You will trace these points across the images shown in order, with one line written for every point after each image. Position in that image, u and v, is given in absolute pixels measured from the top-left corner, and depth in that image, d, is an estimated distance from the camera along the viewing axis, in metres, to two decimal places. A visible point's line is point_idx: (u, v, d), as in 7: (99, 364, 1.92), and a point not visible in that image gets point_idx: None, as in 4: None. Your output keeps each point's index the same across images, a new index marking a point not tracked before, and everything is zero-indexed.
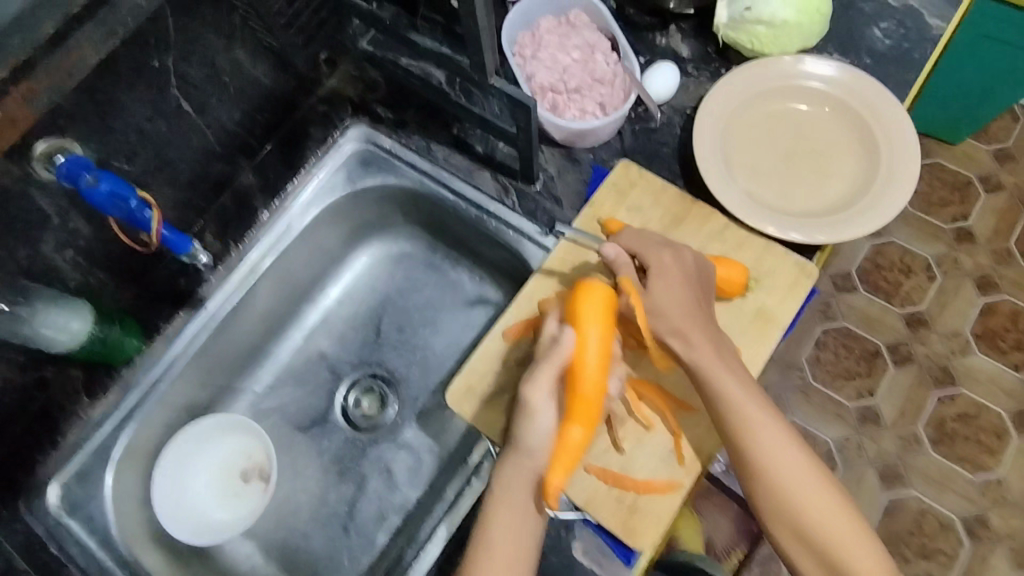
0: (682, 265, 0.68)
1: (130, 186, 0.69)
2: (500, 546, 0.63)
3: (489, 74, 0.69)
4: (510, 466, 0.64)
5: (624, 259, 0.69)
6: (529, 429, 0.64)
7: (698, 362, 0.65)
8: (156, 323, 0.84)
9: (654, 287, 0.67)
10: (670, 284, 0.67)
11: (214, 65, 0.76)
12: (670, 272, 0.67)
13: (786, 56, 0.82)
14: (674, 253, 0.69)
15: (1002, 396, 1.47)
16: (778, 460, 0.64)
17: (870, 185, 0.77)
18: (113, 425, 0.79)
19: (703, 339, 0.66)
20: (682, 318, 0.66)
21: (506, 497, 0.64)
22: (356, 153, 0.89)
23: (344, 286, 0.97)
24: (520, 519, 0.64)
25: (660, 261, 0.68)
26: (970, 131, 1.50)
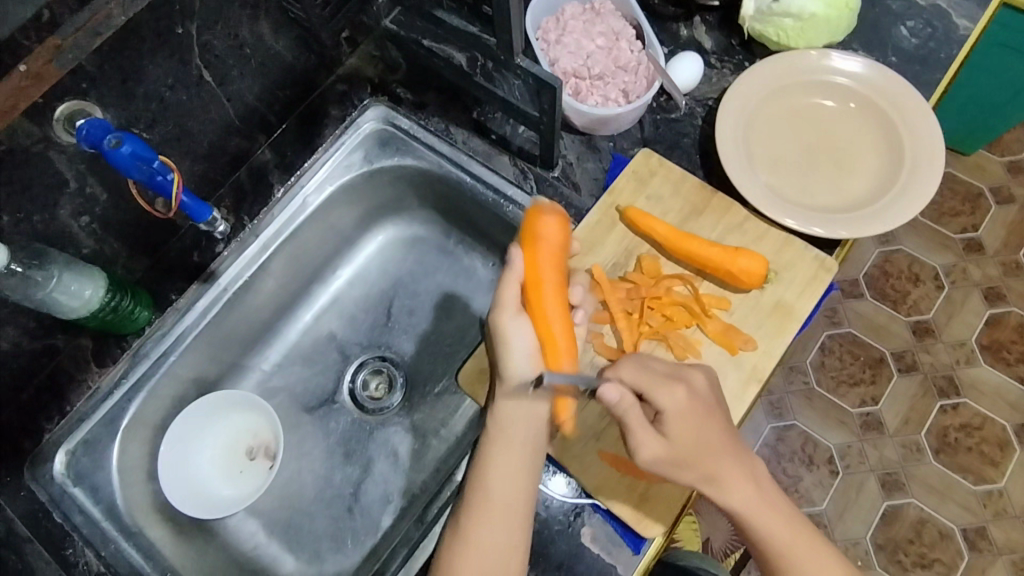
0: (697, 398, 0.64)
1: (152, 149, 0.68)
2: (496, 491, 0.64)
3: (517, 54, 0.69)
4: (505, 402, 0.67)
5: (627, 399, 0.61)
6: (511, 355, 0.68)
7: (742, 507, 0.65)
8: (168, 295, 0.83)
9: (674, 429, 0.62)
10: (687, 426, 0.63)
11: (237, 37, 0.75)
12: (690, 413, 0.63)
13: (813, 50, 0.81)
14: (687, 386, 0.64)
15: (1007, 408, 1.47)
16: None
17: (893, 182, 0.76)
18: (121, 396, 0.78)
19: (743, 482, 0.65)
20: (710, 466, 0.63)
21: (502, 437, 0.66)
22: (374, 133, 0.88)
23: (356, 268, 0.97)
24: (517, 463, 0.65)
25: (674, 398, 0.63)
26: (985, 142, 1.49)
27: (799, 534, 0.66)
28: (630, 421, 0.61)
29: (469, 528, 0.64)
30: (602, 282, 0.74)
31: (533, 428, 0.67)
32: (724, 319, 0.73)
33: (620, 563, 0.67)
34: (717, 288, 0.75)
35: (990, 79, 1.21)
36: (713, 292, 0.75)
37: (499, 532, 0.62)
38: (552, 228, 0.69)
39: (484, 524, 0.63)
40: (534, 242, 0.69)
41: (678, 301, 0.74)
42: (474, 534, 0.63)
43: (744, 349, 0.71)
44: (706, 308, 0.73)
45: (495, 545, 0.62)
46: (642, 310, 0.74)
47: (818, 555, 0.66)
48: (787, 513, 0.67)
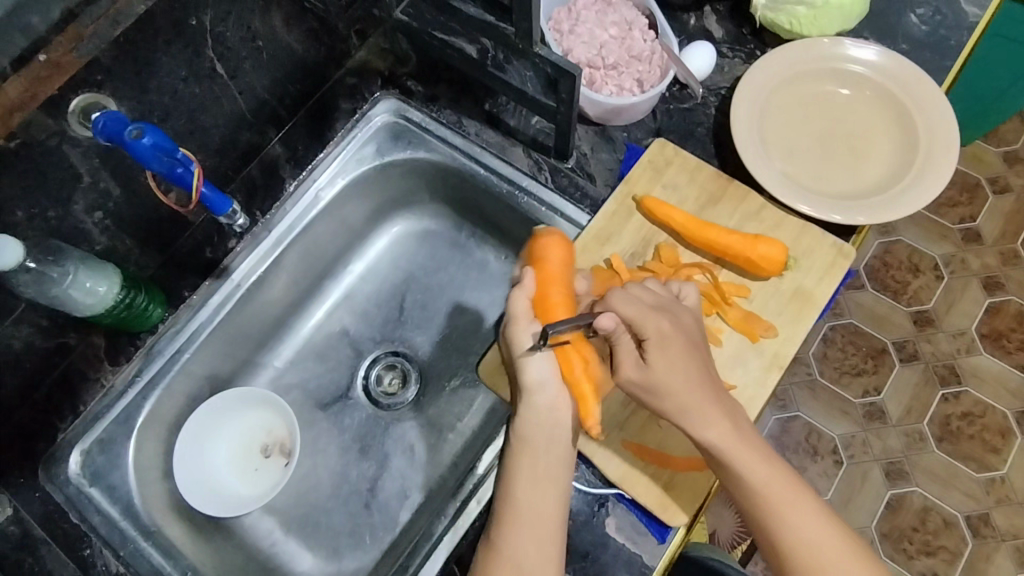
0: (683, 330, 0.65)
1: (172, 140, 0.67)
2: (525, 501, 0.64)
3: (535, 42, 0.68)
4: (525, 413, 0.68)
5: (622, 328, 0.64)
6: (529, 366, 0.68)
7: (716, 440, 0.62)
8: (180, 291, 0.82)
9: (655, 359, 0.63)
10: (672, 360, 0.63)
11: (249, 28, 0.74)
12: (671, 344, 0.63)
13: (826, 39, 0.82)
14: (672, 319, 0.65)
15: (1008, 396, 1.48)
16: (809, 538, 0.62)
17: (908, 167, 0.77)
18: (136, 394, 0.77)
19: (717, 416, 0.63)
20: (689, 399, 0.62)
21: (526, 449, 0.67)
22: (386, 126, 0.88)
23: (367, 263, 0.96)
24: (545, 471, 0.65)
25: (660, 328, 0.63)
26: (982, 133, 1.50)
27: (774, 473, 0.63)
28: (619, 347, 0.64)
29: (501, 543, 0.63)
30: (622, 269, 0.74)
31: (554, 440, 0.67)
32: (744, 307, 0.73)
33: (647, 553, 0.67)
34: (736, 275, 0.75)
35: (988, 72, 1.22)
36: (731, 280, 0.75)
37: (531, 544, 0.62)
38: (553, 246, 0.71)
39: (516, 534, 0.63)
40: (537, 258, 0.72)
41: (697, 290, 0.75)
42: (508, 543, 0.63)
43: (764, 335, 0.71)
44: (726, 296, 0.74)
45: (529, 556, 0.61)
46: None
47: (793, 495, 0.63)
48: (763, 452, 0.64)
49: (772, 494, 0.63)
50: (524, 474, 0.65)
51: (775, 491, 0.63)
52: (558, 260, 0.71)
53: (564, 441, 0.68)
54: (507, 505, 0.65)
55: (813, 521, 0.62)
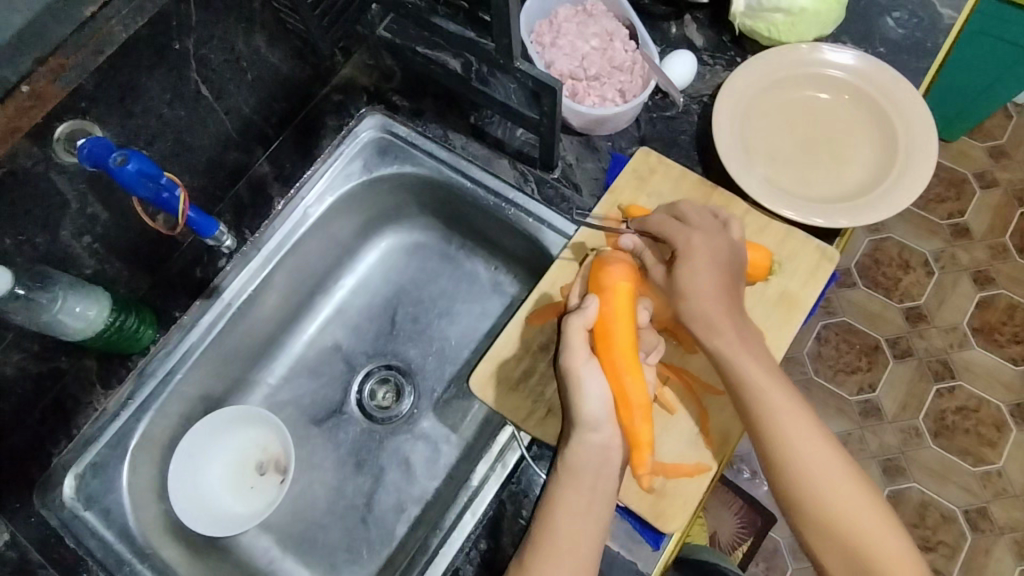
0: (711, 248, 0.67)
1: (156, 165, 0.68)
2: (563, 531, 0.63)
3: (516, 57, 0.69)
4: (577, 445, 0.64)
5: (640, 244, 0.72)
6: (584, 402, 0.64)
7: (720, 345, 0.65)
8: (171, 312, 0.82)
9: (681, 271, 0.66)
10: (698, 269, 0.66)
11: (233, 50, 0.75)
12: (697, 256, 0.66)
13: (803, 45, 0.83)
14: (706, 236, 0.68)
15: (1001, 389, 1.49)
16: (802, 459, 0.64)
17: (889, 169, 0.78)
18: (129, 416, 0.77)
19: (725, 326, 0.65)
20: (711, 310, 0.65)
21: (570, 480, 0.64)
22: (373, 142, 0.88)
23: (359, 277, 0.97)
24: (587, 503, 0.64)
25: (688, 241, 0.67)
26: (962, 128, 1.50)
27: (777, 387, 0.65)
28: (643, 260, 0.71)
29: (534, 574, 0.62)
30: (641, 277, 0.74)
31: (606, 473, 0.64)
32: None
33: (641, 560, 0.68)
34: None
35: (969, 68, 1.23)
36: None
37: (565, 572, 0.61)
38: (614, 272, 0.68)
39: (550, 562, 0.62)
40: (601, 288, 0.68)
41: None
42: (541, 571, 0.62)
43: None
44: None
45: None
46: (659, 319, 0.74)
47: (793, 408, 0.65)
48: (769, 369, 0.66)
49: (774, 407, 0.64)
50: (565, 506, 0.64)
51: (776, 404, 0.64)
52: (617, 284, 0.67)
53: (612, 470, 0.65)
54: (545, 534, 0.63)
55: (811, 443, 0.64)
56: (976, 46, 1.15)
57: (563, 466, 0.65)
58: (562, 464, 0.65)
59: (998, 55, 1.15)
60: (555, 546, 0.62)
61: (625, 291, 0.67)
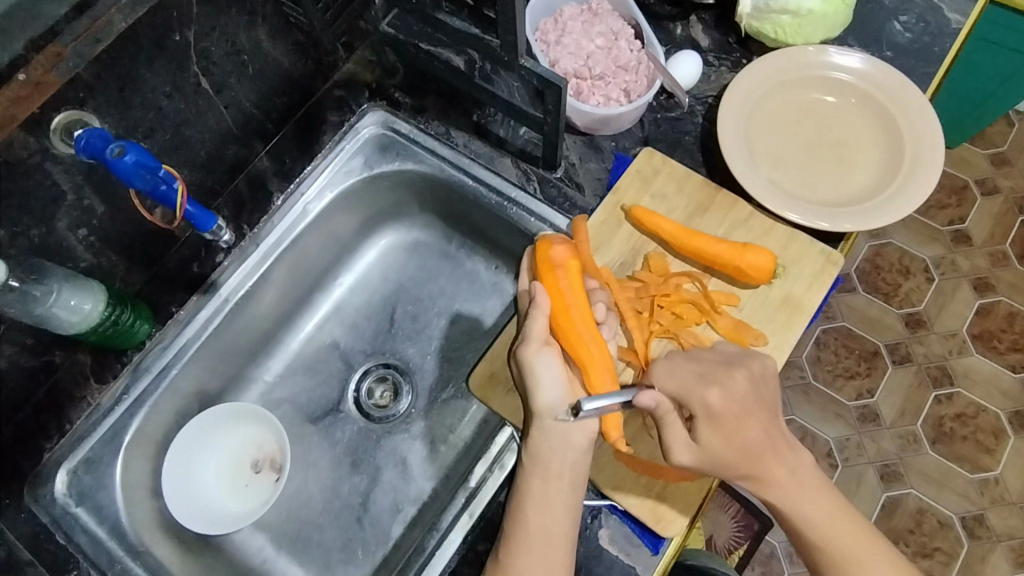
0: (733, 398, 0.63)
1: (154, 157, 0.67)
2: (533, 520, 0.63)
3: (521, 55, 0.68)
4: (538, 433, 0.66)
5: (665, 402, 0.62)
6: (541, 388, 0.66)
7: (781, 501, 0.65)
8: (168, 307, 0.81)
9: (707, 434, 0.63)
10: (725, 426, 0.63)
11: (234, 43, 0.74)
12: (725, 419, 0.63)
13: (811, 47, 0.82)
14: (722, 390, 0.63)
15: (1000, 396, 1.48)
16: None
17: (894, 174, 0.77)
18: (123, 411, 0.77)
19: (781, 477, 0.65)
20: (749, 466, 0.63)
21: (537, 468, 0.65)
22: (374, 138, 0.88)
23: (357, 275, 0.96)
24: (563, 493, 0.64)
25: (705, 402, 0.63)
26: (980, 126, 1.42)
27: (798, 485, 0.66)
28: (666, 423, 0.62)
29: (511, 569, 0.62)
30: (610, 281, 0.74)
31: (573, 459, 0.65)
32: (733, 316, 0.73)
33: (640, 565, 0.66)
34: (725, 284, 0.75)
35: (972, 77, 1.24)
36: (721, 289, 0.74)
37: (539, 566, 0.62)
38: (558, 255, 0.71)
39: (524, 555, 0.62)
40: (552, 268, 0.71)
41: (688, 299, 0.74)
42: (515, 564, 0.62)
43: (755, 344, 0.71)
44: (716, 305, 0.73)
45: None
46: (652, 308, 0.73)
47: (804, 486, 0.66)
48: (805, 480, 0.66)
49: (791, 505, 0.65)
50: (536, 496, 0.65)
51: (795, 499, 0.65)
52: (564, 267, 0.70)
53: (579, 457, 0.65)
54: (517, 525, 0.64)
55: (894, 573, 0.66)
56: (981, 56, 1.15)
57: (528, 454, 0.66)
58: (527, 451, 0.67)
59: (1001, 65, 1.15)
60: (530, 538, 0.63)
61: (574, 268, 0.71)
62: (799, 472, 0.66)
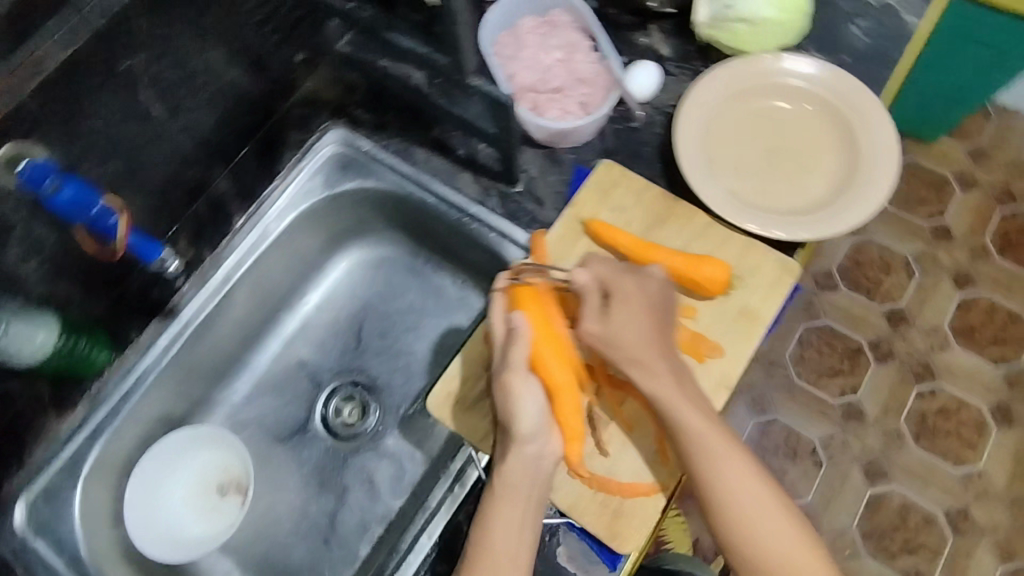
0: (646, 293, 0.69)
1: (95, 193, 0.68)
2: (500, 547, 0.63)
3: (470, 74, 0.68)
4: (512, 461, 0.63)
5: (593, 285, 0.69)
6: (523, 415, 0.64)
7: (657, 394, 0.65)
8: (127, 333, 0.81)
9: (615, 314, 0.67)
10: (631, 309, 0.68)
11: (186, 68, 0.74)
12: (631, 302, 0.68)
13: (767, 55, 0.81)
14: (637, 280, 0.69)
15: (981, 390, 1.49)
16: (742, 498, 0.64)
17: (851, 181, 0.77)
18: (83, 440, 0.77)
19: (662, 371, 0.66)
20: (639, 351, 0.66)
21: (506, 495, 0.64)
22: (333, 156, 0.87)
23: (324, 292, 0.95)
24: (521, 517, 0.64)
25: (623, 288, 0.68)
26: (978, 104, 1.31)
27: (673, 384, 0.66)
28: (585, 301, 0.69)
29: None
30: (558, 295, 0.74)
31: (534, 482, 0.64)
32: (691, 328, 0.73)
33: None
34: (683, 297, 0.74)
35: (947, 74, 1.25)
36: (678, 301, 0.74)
37: None
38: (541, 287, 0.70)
39: None
40: (535, 297, 0.70)
41: None
42: None
43: (710, 356, 0.72)
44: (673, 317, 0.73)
45: None
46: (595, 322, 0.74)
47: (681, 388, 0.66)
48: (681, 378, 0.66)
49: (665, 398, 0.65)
50: (501, 520, 0.64)
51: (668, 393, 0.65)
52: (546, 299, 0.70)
53: (541, 480, 0.65)
54: (479, 551, 0.63)
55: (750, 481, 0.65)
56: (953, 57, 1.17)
57: (498, 481, 0.64)
58: (498, 478, 0.64)
59: None
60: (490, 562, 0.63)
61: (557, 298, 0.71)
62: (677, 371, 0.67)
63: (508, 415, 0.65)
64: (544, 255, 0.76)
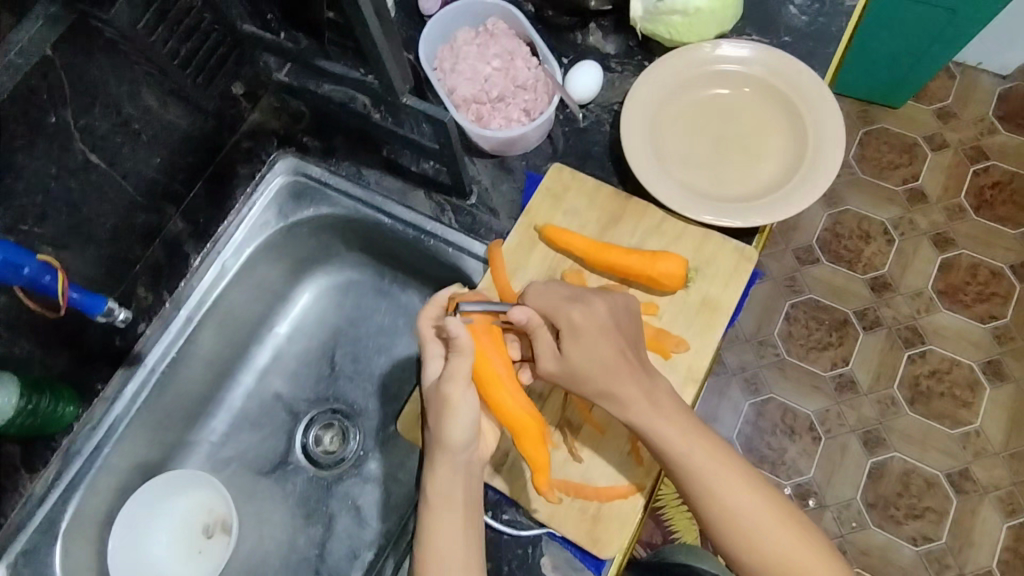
0: (596, 319, 0.65)
1: (27, 252, 0.66)
2: (442, 553, 0.62)
3: (402, 94, 0.69)
4: (443, 468, 0.63)
5: (535, 319, 0.65)
6: (455, 429, 0.62)
7: (634, 420, 0.64)
8: (93, 386, 0.81)
9: (569, 349, 0.64)
10: (592, 336, 0.64)
11: (120, 114, 0.75)
12: (586, 332, 0.65)
13: (705, 43, 0.81)
14: (584, 308, 0.66)
15: (971, 348, 1.45)
16: (735, 509, 0.63)
17: (800, 161, 0.77)
18: (57, 498, 0.76)
19: (635, 395, 0.64)
20: (606, 381, 0.64)
21: (442, 501, 0.63)
22: (285, 187, 0.86)
23: (292, 322, 0.95)
24: (463, 526, 0.63)
25: (570, 320, 0.65)
26: (938, 65, 1.33)
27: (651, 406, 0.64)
28: (537, 338, 0.66)
29: None
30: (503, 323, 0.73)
31: (467, 484, 0.64)
32: (654, 325, 0.73)
33: None
34: (643, 293, 0.74)
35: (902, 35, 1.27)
36: (640, 300, 0.74)
37: None
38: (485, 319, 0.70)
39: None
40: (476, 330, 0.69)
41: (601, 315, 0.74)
42: None
43: (676, 351, 0.71)
44: None
45: None
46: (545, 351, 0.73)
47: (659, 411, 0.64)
48: (658, 400, 0.65)
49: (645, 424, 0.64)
50: (439, 526, 0.63)
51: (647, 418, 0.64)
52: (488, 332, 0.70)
53: (470, 478, 0.65)
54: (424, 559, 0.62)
55: (745, 492, 0.64)
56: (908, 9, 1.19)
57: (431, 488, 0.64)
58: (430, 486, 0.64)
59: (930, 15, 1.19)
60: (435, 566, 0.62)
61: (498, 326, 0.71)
62: (654, 391, 0.65)
63: (440, 426, 0.63)
64: (499, 266, 0.75)
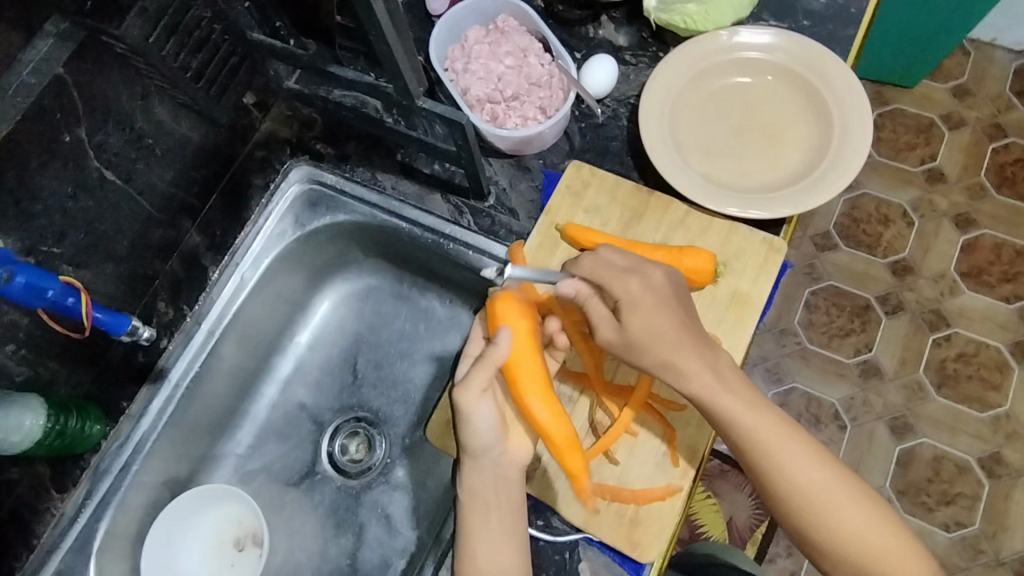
0: (655, 291, 0.63)
1: (51, 274, 0.66)
2: (484, 558, 0.62)
3: (417, 97, 0.68)
4: (476, 470, 0.64)
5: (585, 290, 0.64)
6: (472, 432, 0.62)
7: (699, 392, 0.63)
8: (119, 403, 0.81)
9: (630, 322, 0.62)
10: (650, 309, 0.62)
11: (132, 129, 0.74)
12: (644, 304, 0.62)
13: (722, 31, 0.79)
14: (641, 279, 0.63)
15: (998, 329, 1.42)
16: (807, 484, 0.62)
17: (826, 147, 0.75)
18: (88, 517, 0.76)
19: (699, 366, 0.63)
20: (669, 351, 0.62)
21: (476, 505, 0.63)
22: (301, 195, 0.85)
23: (313, 330, 0.94)
24: (499, 524, 0.63)
25: (627, 291, 0.63)
26: (957, 42, 1.29)
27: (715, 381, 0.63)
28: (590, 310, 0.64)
29: None
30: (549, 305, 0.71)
31: (500, 487, 0.63)
32: None
33: None
34: None
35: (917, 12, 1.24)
36: None
37: None
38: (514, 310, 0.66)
39: None
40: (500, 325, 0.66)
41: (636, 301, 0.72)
42: None
43: None
44: None
45: None
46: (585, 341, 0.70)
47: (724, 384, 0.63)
48: (723, 374, 0.64)
49: (711, 397, 0.63)
50: (477, 531, 0.63)
51: (712, 391, 0.63)
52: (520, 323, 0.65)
53: (506, 482, 0.64)
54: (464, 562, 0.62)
55: (817, 465, 0.63)
56: None
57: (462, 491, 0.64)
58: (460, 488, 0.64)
59: None
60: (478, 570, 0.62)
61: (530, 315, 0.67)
62: (719, 364, 0.64)
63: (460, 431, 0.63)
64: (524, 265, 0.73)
